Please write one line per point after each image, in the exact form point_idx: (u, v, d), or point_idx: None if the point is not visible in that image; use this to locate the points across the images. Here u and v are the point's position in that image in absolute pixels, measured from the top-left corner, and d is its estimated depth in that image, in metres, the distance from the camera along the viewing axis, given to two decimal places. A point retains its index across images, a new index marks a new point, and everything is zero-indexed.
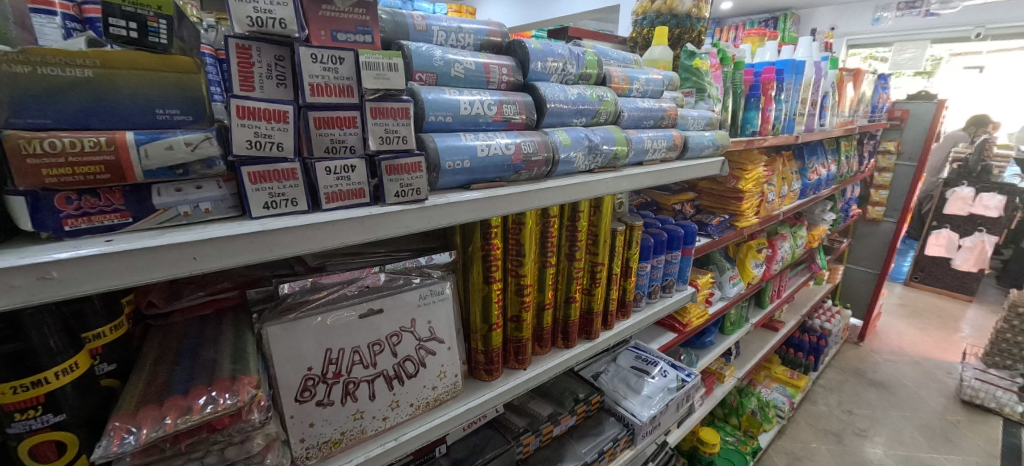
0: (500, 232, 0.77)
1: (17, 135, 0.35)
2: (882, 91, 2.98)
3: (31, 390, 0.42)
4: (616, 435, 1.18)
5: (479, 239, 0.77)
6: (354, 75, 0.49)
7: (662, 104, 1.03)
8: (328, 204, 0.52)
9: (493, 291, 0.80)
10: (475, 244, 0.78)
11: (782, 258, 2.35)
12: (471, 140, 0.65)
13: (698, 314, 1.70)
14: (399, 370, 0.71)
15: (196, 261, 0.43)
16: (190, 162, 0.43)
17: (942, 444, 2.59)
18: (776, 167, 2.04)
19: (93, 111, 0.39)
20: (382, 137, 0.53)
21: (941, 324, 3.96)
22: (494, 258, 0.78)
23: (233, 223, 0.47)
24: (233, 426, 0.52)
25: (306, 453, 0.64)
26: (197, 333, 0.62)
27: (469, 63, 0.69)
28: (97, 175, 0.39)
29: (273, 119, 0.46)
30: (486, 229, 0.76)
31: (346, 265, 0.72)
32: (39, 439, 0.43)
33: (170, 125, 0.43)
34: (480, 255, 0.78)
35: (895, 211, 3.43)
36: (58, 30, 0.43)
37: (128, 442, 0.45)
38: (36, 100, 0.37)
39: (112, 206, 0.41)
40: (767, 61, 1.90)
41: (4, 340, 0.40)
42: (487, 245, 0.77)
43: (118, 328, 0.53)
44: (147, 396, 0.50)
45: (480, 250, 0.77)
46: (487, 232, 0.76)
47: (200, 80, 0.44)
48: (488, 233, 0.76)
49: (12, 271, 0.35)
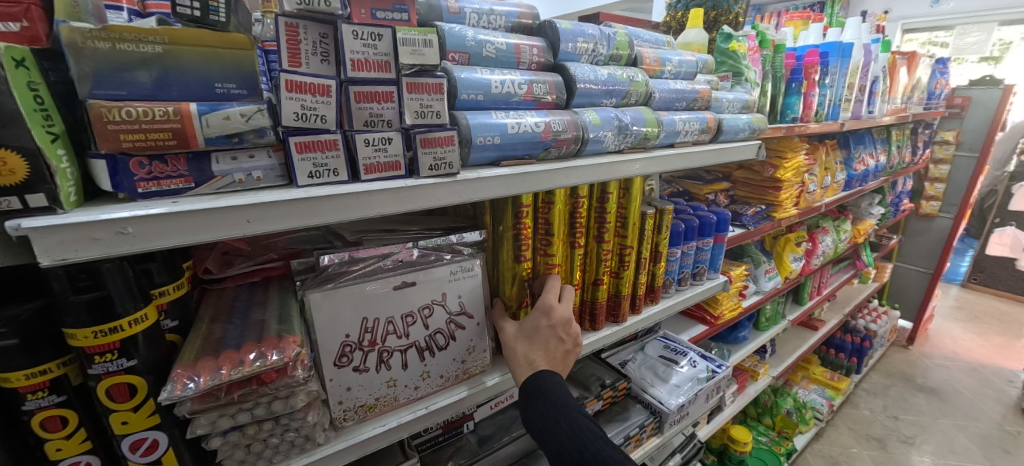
0: (531, 212, 0.79)
1: (100, 104, 0.40)
2: (941, 76, 2.78)
3: (108, 336, 0.47)
4: (643, 422, 1.18)
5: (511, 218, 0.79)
6: (392, 51, 0.52)
7: (695, 86, 1.01)
8: (367, 175, 0.55)
9: (522, 269, 0.82)
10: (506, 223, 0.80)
11: (823, 253, 2.24)
12: (501, 117, 0.66)
13: (731, 306, 1.65)
14: (430, 342, 0.74)
15: (249, 223, 0.47)
16: (245, 132, 0.47)
17: (999, 455, 2.42)
18: (818, 156, 1.96)
19: (162, 84, 0.43)
20: (418, 112, 0.55)
21: (1003, 329, 3.67)
22: (524, 237, 0.80)
23: (281, 190, 0.51)
24: (280, 381, 0.56)
25: (344, 415, 0.67)
26: (247, 298, 0.68)
27: (500, 44, 0.70)
28: (165, 141, 0.43)
29: (318, 93, 0.49)
30: (519, 206, 0.78)
31: (381, 240, 0.75)
32: (114, 381, 0.48)
33: (227, 98, 0.47)
34: (511, 234, 0.80)
35: (953, 205, 3.19)
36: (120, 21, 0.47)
37: (189, 388, 0.49)
38: (113, 73, 0.41)
39: (177, 172, 0.45)
40: (811, 44, 1.82)
41: (87, 289, 0.45)
42: (518, 223, 0.79)
43: (180, 288, 0.58)
44: (205, 349, 0.55)
45: (512, 229, 0.80)
46: (517, 209, 0.78)
47: (253, 56, 0.47)
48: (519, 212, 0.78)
49: (95, 226, 0.40)
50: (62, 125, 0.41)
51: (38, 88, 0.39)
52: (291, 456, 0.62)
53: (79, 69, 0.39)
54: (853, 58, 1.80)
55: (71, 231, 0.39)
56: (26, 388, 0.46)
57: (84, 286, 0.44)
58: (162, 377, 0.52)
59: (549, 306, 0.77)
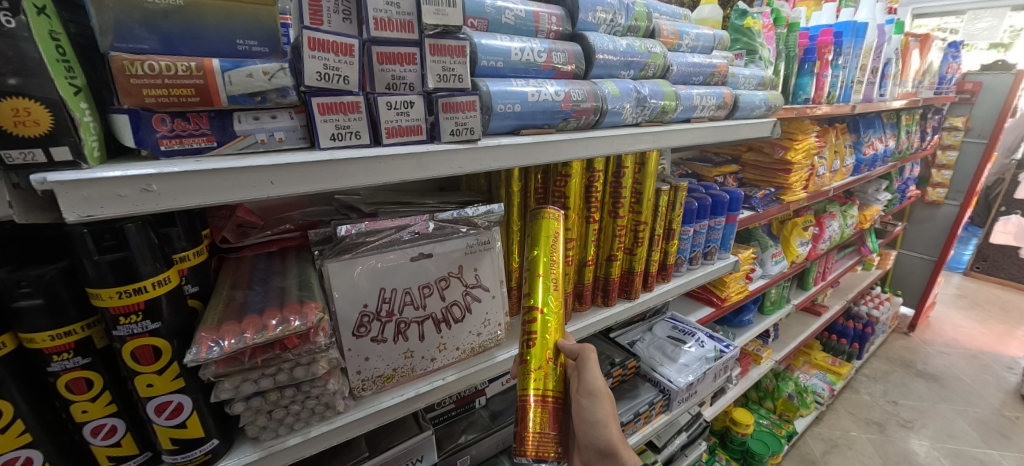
0: (559, 244, 0.75)
1: (122, 57, 0.39)
2: (953, 60, 2.73)
3: (133, 296, 0.46)
4: (652, 399, 1.19)
5: (535, 269, 0.72)
6: (414, 10, 0.50)
7: (712, 60, 0.99)
8: (388, 139, 0.54)
9: (556, 322, 0.72)
10: (541, 273, 0.72)
11: (829, 238, 2.24)
12: (521, 85, 0.65)
13: (738, 289, 1.65)
14: (447, 314, 0.74)
15: (273, 185, 0.47)
16: (267, 91, 0.46)
17: (997, 440, 2.44)
18: (828, 140, 1.95)
19: (184, 39, 0.42)
20: (440, 75, 0.54)
21: (1003, 317, 3.69)
22: (551, 300, 0.71)
23: (303, 152, 0.50)
24: (302, 347, 0.56)
25: (362, 385, 0.68)
26: (266, 266, 0.68)
27: (519, 11, 0.69)
28: (188, 97, 0.42)
29: (340, 53, 0.48)
30: (546, 230, 0.74)
31: (397, 213, 0.75)
32: (139, 342, 0.48)
33: (249, 55, 0.45)
34: (541, 296, 0.71)
35: (959, 193, 3.16)
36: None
37: (214, 351, 0.49)
38: (135, 24, 0.40)
39: (199, 130, 0.44)
40: (824, 24, 1.79)
41: (110, 249, 0.44)
42: (533, 250, 0.73)
43: (200, 254, 0.57)
44: (228, 314, 0.55)
45: (542, 288, 0.71)
46: (541, 229, 0.74)
47: (273, 12, 0.45)
48: (548, 236, 0.73)
49: (120, 182, 0.39)
50: (85, 78, 0.40)
51: (60, 38, 0.38)
52: (311, 424, 0.63)
53: (101, 20, 0.38)
54: (867, 39, 1.77)
55: (96, 186, 0.38)
56: (52, 349, 0.46)
57: (108, 246, 0.44)
58: (185, 340, 0.51)
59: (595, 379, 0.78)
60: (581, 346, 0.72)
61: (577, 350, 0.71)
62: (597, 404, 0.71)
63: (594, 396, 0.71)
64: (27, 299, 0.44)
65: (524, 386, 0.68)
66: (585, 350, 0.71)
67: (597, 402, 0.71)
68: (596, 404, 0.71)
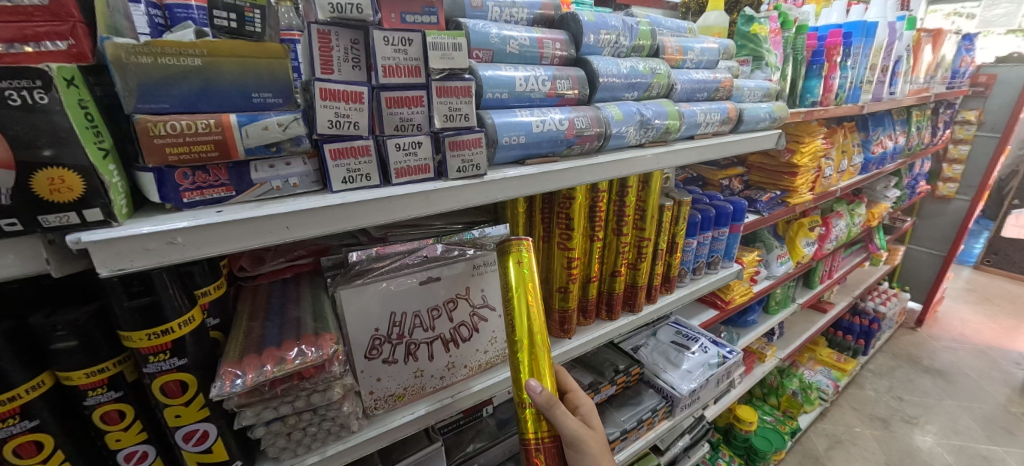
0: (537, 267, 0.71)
1: (146, 119, 0.41)
2: (966, 53, 2.68)
3: (160, 337, 0.49)
4: (655, 406, 1.22)
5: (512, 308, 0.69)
6: (422, 55, 0.52)
7: (717, 75, 0.99)
8: (398, 178, 0.56)
9: (541, 364, 0.69)
10: (518, 319, 0.69)
11: (836, 237, 2.23)
12: (526, 116, 0.66)
13: (742, 292, 1.67)
14: (454, 334, 0.77)
15: (289, 229, 0.49)
16: (282, 141, 0.48)
17: (1003, 436, 2.45)
18: (836, 140, 1.93)
19: (201, 96, 0.44)
20: (446, 115, 0.56)
21: (1013, 311, 3.66)
22: (534, 342, 0.69)
23: (318, 196, 0.52)
24: (318, 376, 0.59)
25: (375, 404, 0.71)
26: (281, 293, 0.71)
27: (524, 39, 0.70)
28: (208, 153, 0.44)
29: (351, 100, 0.49)
30: (516, 268, 0.69)
31: (406, 236, 0.77)
32: (167, 378, 0.51)
33: (264, 107, 0.47)
34: (527, 341, 0.69)
35: (971, 187, 3.12)
36: (142, 17, 0.46)
37: (237, 384, 0.52)
38: (156, 87, 0.41)
39: (219, 181, 0.47)
40: (834, 23, 1.77)
41: (140, 294, 0.47)
42: (507, 288, 0.70)
43: (220, 288, 0.60)
44: (249, 347, 0.58)
45: (522, 335, 0.69)
46: (512, 268, 0.69)
47: (287, 65, 0.47)
48: (522, 265, 0.69)
49: (148, 237, 0.41)
50: (111, 139, 0.42)
51: (89, 104, 0.40)
52: (328, 443, 0.66)
53: (125, 84, 0.40)
54: (878, 38, 1.75)
55: (127, 241, 0.41)
56: (87, 385, 0.49)
57: (137, 292, 0.47)
58: (209, 373, 0.54)
59: (587, 415, 0.74)
60: (549, 400, 0.66)
61: (544, 403, 0.66)
62: (581, 452, 0.66)
63: (576, 445, 0.67)
64: (63, 342, 0.46)
65: (522, 431, 0.69)
66: (551, 404, 0.66)
67: (581, 450, 0.66)
68: (580, 451, 0.66)
